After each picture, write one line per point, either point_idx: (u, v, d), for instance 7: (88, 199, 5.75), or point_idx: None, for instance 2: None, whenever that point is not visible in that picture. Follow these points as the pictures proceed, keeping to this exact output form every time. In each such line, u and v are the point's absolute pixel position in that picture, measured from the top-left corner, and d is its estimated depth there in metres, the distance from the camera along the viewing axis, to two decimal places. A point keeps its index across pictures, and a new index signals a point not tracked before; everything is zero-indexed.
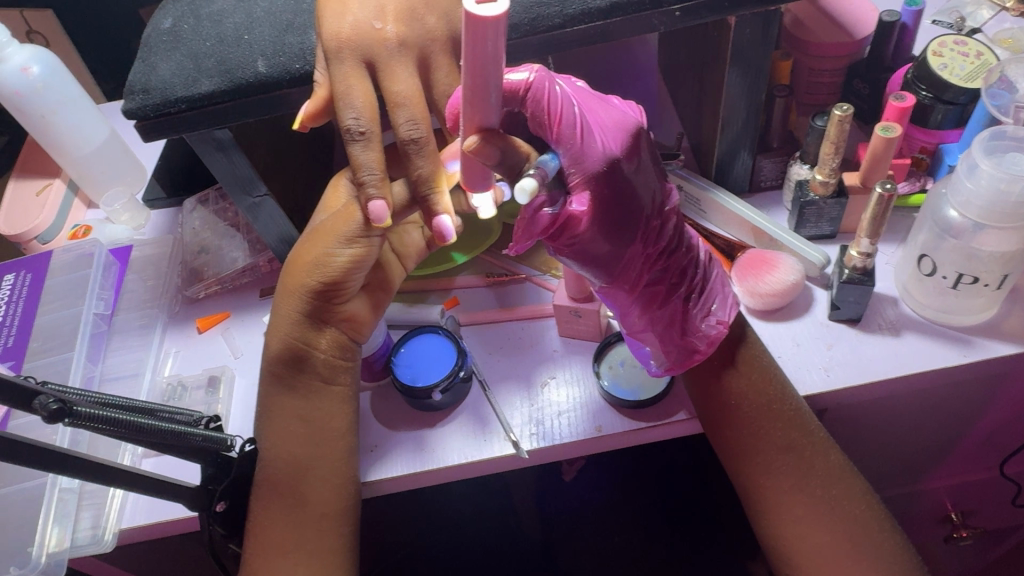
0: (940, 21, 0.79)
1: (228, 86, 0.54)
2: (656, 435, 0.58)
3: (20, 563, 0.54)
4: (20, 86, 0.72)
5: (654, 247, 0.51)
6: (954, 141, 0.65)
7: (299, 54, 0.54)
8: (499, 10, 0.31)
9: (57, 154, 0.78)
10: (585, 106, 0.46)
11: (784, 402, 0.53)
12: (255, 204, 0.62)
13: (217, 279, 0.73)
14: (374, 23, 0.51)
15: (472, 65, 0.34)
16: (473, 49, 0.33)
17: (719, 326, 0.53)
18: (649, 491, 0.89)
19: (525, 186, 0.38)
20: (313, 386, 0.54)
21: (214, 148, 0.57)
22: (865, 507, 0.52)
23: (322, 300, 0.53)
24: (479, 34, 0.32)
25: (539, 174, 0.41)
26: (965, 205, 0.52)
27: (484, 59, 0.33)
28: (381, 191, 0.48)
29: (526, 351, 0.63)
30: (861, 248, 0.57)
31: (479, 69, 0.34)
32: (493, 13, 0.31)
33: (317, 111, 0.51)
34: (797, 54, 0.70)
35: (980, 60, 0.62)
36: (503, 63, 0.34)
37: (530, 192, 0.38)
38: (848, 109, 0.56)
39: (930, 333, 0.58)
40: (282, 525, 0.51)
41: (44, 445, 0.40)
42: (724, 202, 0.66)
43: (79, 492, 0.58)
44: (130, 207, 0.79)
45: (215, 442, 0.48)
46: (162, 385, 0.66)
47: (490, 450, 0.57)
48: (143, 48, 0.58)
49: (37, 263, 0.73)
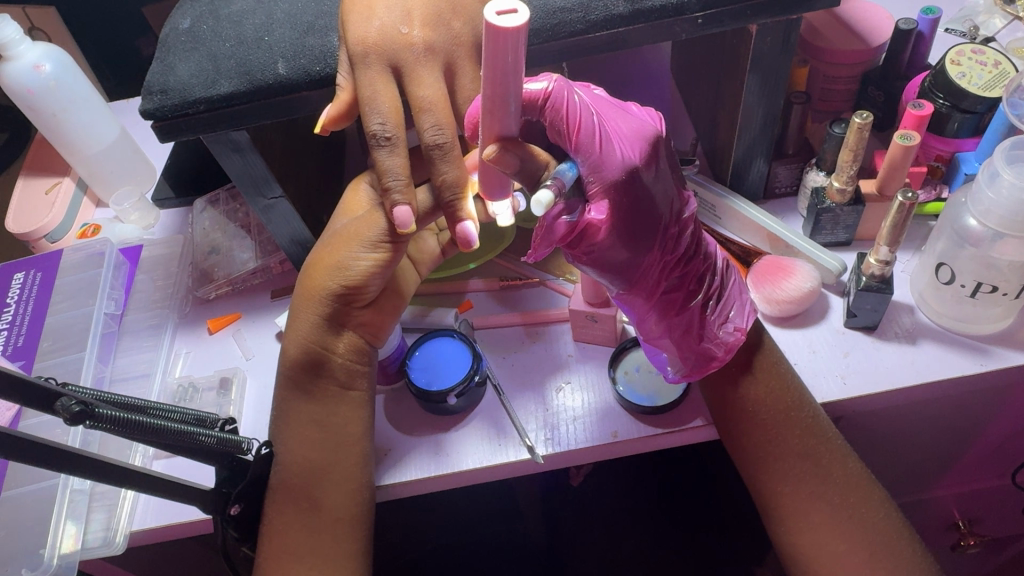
0: (953, 30, 0.79)
1: (248, 88, 0.54)
2: (672, 441, 0.57)
3: (32, 565, 0.54)
4: (32, 83, 0.72)
5: (672, 254, 0.50)
6: (971, 150, 0.64)
7: (320, 56, 0.54)
8: (520, 20, 0.31)
9: (67, 152, 0.77)
10: (602, 114, 0.46)
11: (801, 409, 0.53)
12: (269, 205, 0.62)
13: (228, 280, 0.72)
14: (400, 28, 0.51)
15: (492, 76, 0.34)
16: (494, 59, 0.33)
17: (736, 333, 0.53)
18: (657, 496, 0.89)
19: (541, 198, 0.38)
20: (330, 391, 0.53)
21: (230, 150, 0.57)
22: (883, 516, 0.52)
23: (342, 303, 0.52)
24: (500, 46, 0.32)
25: (556, 185, 0.40)
26: (984, 214, 0.52)
27: (504, 69, 0.33)
28: (406, 197, 0.47)
29: (541, 356, 0.63)
30: (879, 256, 0.57)
31: (498, 80, 0.34)
32: (514, 24, 0.31)
33: (339, 114, 0.50)
34: (812, 61, 0.70)
35: (998, 69, 0.62)
36: (523, 74, 0.34)
37: (546, 204, 0.38)
38: (868, 116, 0.56)
39: (947, 342, 0.58)
40: (296, 530, 0.51)
41: (63, 447, 0.40)
42: (740, 208, 0.66)
43: (90, 493, 0.58)
44: (140, 206, 0.79)
45: (231, 444, 0.47)
46: (173, 386, 0.65)
47: (504, 455, 0.57)
48: (162, 48, 0.58)
49: (47, 262, 0.73)
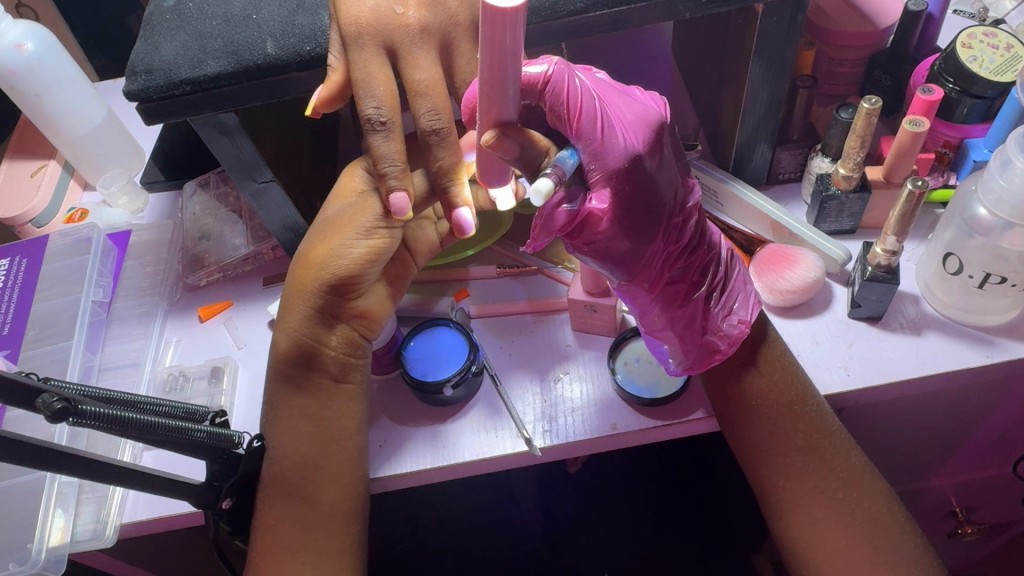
0: (962, 11, 0.77)
1: (235, 68, 0.51)
2: (672, 434, 0.56)
3: (20, 560, 0.52)
4: (14, 63, 0.69)
5: (676, 245, 0.49)
6: (980, 135, 0.63)
7: (310, 36, 0.52)
8: (518, 1, 0.30)
9: (52, 134, 0.75)
10: (604, 99, 0.44)
11: (806, 402, 0.51)
12: (260, 189, 0.60)
13: (219, 266, 0.71)
14: (395, 8, 0.49)
15: (490, 59, 0.32)
16: (492, 41, 0.31)
17: (740, 325, 0.51)
18: (654, 483, 0.89)
19: (540, 188, 0.36)
20: (323, 385, 0.52)
21: (218, 133, 0.55)
22: (886, 511, 0.51)
23: (335, 294, 0.51)
24: (497, 28, 0.31)
25: (556, 173, 0.38)
26: (995, 203, 0.51)
27: (502, 53, 0.32)
28: (403, 182, 0.46)
29: (539, 347, 0.62)
30: (886, 246, 0.56)
31: (497, 63, 0.33)
32: (511, 5, 0.30)
33: (331, 96, 0.49)
34: (818, 43, 0.68)
35: (1011, 52, 0.60)
36: (522, 56, 0.33)
37: (545, 193, 0.36)
38: (877, 101, 0.55)
39: (953, 333, 0.57)
40: (290, 525, 0.50)
41: (46, 443, 0.38)
42: (743, 195, 0.64)
43: (79, 486, 0.56)
44: (128, 189, 0.77)
45: (222, 438, 0.46)
46: (163, 376, 0.64)
47: (502, 447, 0.56)
48: (145, 27, 0.56)
49: (34, 247, 0.71)
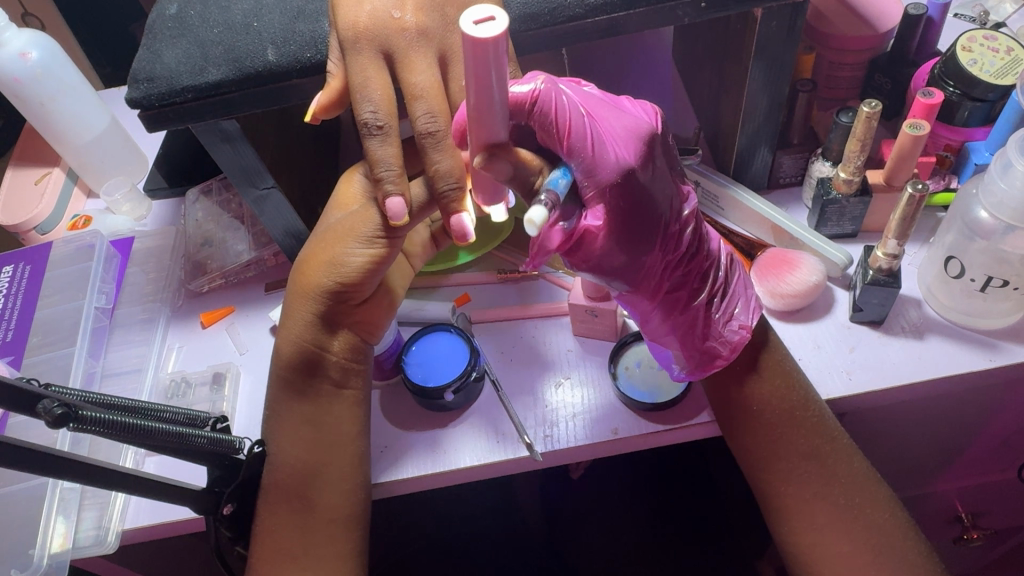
0: (962, 15, 0.77)
1: (236, 75, 0.52)
2: (675, 438, 0.56)
3: (20, 566, 0.52)
4: (19, 72, 0.70)
5: (675, 253, 0.49)
6: (981, 139, 0.63)
7: (310, 42, 0.52)
8: (498, 30, 0.30)
9: (57, 143, 0.76)
10: (594, 114, 0.44)
11: (807, 408, 0.51)
12: (262, 196, 0.60)
13: (221, 272, 0.71)
14: (392, 12, 0.50)
15: (475, 85, 0.33)
16: (476, 69, 0.32)
17: (741, 330, 0.51)
18: (657, 489, 0.89)
19: (535, 217, 0.36)
20: (325, 391, 0.52)
21: (220, 140, 0.56)
22: (888, 516, 0.51)
23: (336, 302, 0.51)
24: (479, 56, 0.31)
25: (549, 200, 0.38)
26: (997, 206, 0.51)
27: (486, 79, 0.32)
28: (399, 187, 0.46)
29: (538, 351, 0.62)
30: (888, 249, 0.55)
31: (482, 87, 0.33)
32: (492, 34, 0.30)
33: (330, 102, 0.49)
34: (817, 47, 0.68)
35: (1011, 56, 0.61)
36: (506, 79, 0.33)
37: (538, 223, 0.35)
38: (876, 105, 0.55)
39: (956, 337, 0.57)
40: (291, 529, 0.50)
41: (48, 450, 0.38)
42: (744, 199, 0.64)
43: (82, 491, 0.57)
44: (131, 197, 0.77)
45: (222, 444, 0.46)
46: (165, 382, 0.64)
47: (504, 453, 0.55)
48: (148, 35, 0.56)
49: (37, 254, 0.71)
